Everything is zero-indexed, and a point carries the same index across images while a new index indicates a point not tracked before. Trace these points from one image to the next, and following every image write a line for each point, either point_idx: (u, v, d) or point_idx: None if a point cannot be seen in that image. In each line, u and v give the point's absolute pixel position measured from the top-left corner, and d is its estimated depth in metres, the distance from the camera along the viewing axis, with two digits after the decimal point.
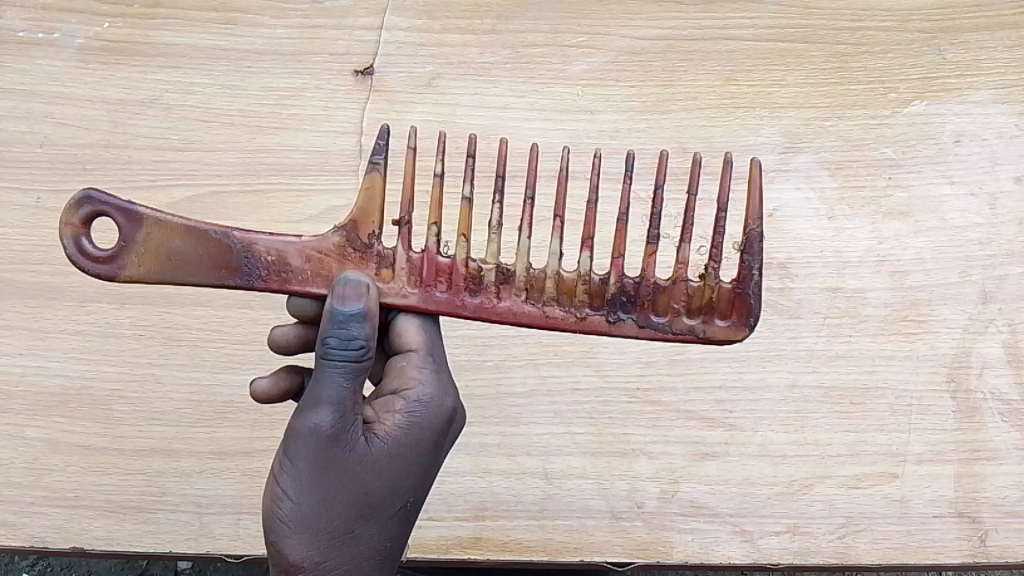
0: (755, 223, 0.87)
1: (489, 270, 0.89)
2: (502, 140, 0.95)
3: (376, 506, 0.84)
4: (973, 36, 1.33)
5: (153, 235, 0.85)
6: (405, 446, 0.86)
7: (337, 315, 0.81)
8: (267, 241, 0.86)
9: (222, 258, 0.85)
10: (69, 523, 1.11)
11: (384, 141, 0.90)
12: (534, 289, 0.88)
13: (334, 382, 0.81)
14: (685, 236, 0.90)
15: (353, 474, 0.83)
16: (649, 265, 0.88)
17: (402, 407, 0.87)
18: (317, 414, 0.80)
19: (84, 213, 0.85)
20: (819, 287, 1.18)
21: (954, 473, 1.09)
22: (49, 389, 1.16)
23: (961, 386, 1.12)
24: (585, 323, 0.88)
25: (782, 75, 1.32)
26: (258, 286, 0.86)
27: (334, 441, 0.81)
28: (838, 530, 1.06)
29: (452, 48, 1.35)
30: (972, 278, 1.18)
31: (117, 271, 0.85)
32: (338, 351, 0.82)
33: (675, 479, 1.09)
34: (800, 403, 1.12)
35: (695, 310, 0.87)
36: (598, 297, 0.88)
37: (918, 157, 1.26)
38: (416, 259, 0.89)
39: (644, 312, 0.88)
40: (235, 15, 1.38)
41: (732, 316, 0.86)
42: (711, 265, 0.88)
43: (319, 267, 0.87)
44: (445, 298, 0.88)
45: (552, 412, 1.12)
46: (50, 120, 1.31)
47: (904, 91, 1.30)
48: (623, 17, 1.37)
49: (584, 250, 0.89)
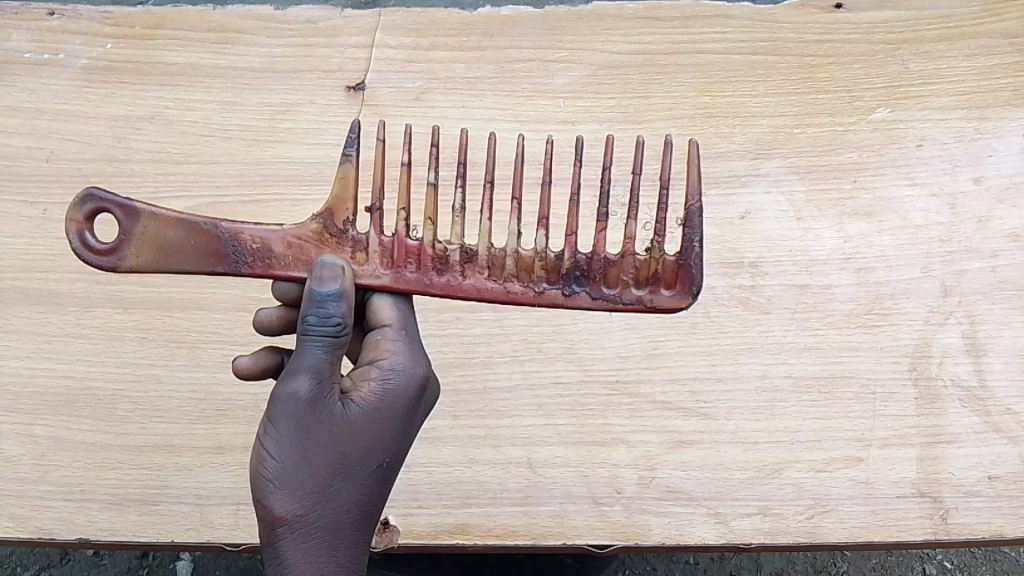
0: (694, 199, 0.94)
1: (454, 251, 0.95)
2: (462, 131, 1.04)
3: (355, 464, 0.90)
4: (935, 46, 1.41)
5: (148, 227, 0.92)
6: (380, 409, 0.92)
7: (315, 295, 0.89)
8: (251, 229, 0.93)
9: (212, 247, 0.92)
10: (75, 516, 1.16)
11: (355, 134, 0.97)
12: (495, 267, 0.95)
13: (313, 352, 0.88)
14: (632, 213, 0.98)
15: (331, 434, 0.88)
16: (600, 241, 0.95)
17: (376, 375, 0.93)
18: (297, 381, 0.87)
19: (87, 209, 0.92)
20: (788, 284, 1.25)
21: (917, 455, 1.14)
22: (56, 389, 1.22)
23: (923, 374, 1.18)
24: (543, 297, 0.94)
25: (753, 85, 1.39)
26: (244, 271, 0.93)
27: (312, 405, 0.88)
28: (806, 511, 1.12)
29: (440, 64, 1.42)
30: (933, 273, 1.25)
31: (117, 261, 0.92)
32: (317, 326, 0.88)
33: (653, 466, 1.15)
34: (770, 392, 1.18)
35: (643, 281, 0.94)
36: (555, 273, 0.95)
37: (883, 160, 1.33)
38: (388, 242, 0.96)
39: (596, 285, 0.94)
40: (232, 35, 1.45)
41: (676, 286, 0.93)
42: (655, 240, 0.95)
43: (300, 253, 0.94)
44: (414, 277, 0.95)
45: (536, 405, 1.18)
46: (55, 136, 1.38)
47: (870, 99, 1.37)
48: (603, 33, 1.44)
49: (541, 229, 0.96)
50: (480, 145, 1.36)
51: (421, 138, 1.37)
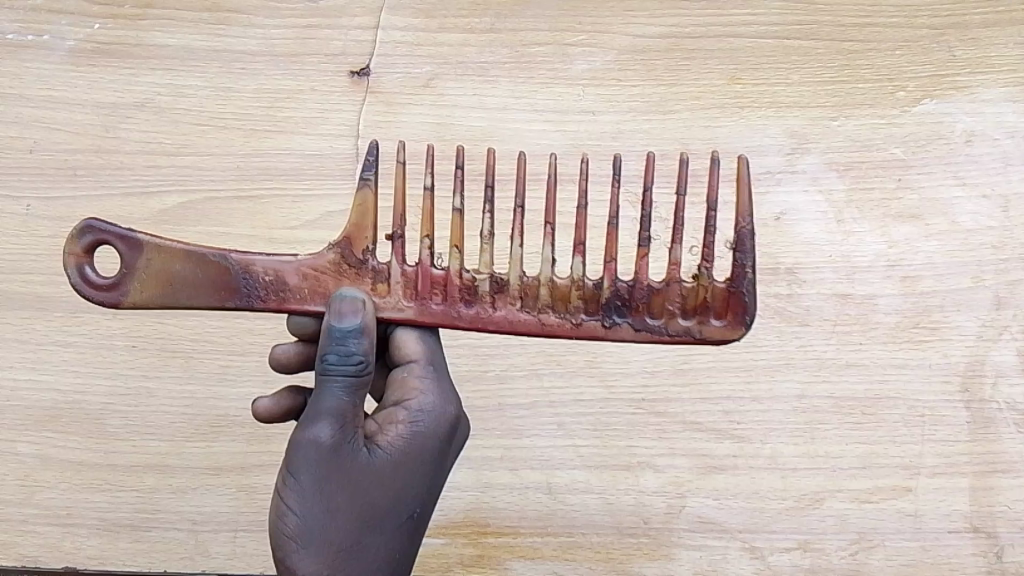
0: (745, 220, 0.85)
1: (483, 280, 0.86)
2: (490, 150, 0.94)
3: (381, 515, 0.84)
4: (984, 33, 1.25)
5: (153, 260, 0.83)
6: (407, 454, 0.86)
7: (336, 331, 0.81)
8: (264, 260, 0.85)
9: (222, 280, 0.84)
10: (61, 543, 1.11)
11: (374, 156, 0.88)
12: (528, 297, 0.86)
13: (333, 396, 0.80)
14: (677, 236, 0.88)
15: (357, 484, 0.82)
16: (643, 267, 0.85)
17: (403, 418, 0.87)
18: (318, 427, 0.79)
19: (87, 241, 0.83)
20: (829, 293, 1.15)
21: (969, 486, 1.08)
22: (42, 403, 1.14)
23: (975, 396, 1.11)
24: (581, 329, 0.85)
25: (788, 73, 1.25)
26: (257, 306, 0.84)
27: (336, 452, 0.80)
28: (850, 546, 1.06)
29: (450, 47, 1.29)
30: (985, 284, 1.15)
31: (120, 298, 0.84)
32: (337, 366, 0.81)
33: (682, 493, 1.08)
34: (810, 414, 1.10)
35: (691, 310, 0.84)
36: (593, 303, 0.85)
37: (927, 159, 1.20)
38: (411, 272, 0.87)
39: (639, 315, 0.85)
40: (228, 15, 1.31)
41: (727, 315, 0.83)
42: (703, 265, 0.85)
43: (316, 285, 0.85)
44: (441, 309, 0.86)
45: (556, 424, 1.10)
46: (39, 125, 1.26)
47: (913, 90, 1.23)
48: (625, 15, 1.29)
49: (578, 255, 0.87)
50: (494, 139, 1.25)
51: (430, 129, 1.26)
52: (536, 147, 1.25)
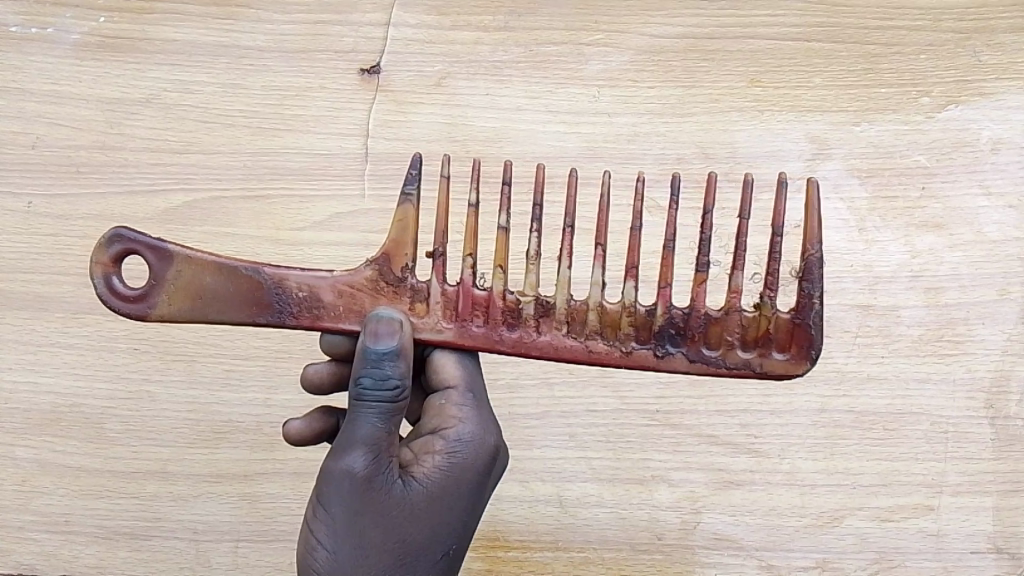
0: (814, 247, 0.81)
1: (528, 303, 0.83)
2: (539, 165, 0.90)
3: (414, 552, 0.82)
4: (1011, 37, 1.21)
5: (183, 271, 0.81)
6: (443, 488, 0.84)
7: (370, 353, 0.78)
8: (298, 275, 0.82)
9: (254, 295, 0.81)
10: (60, 551, 1.09)
11: (417, 170, 0.85)
12: (576, 322, 0.83)
13: (368, 423, 0.79)
14: (738, 262, 0.84)
15: (390, 519, 0.80)
16: (700, 294, 0.82)
17: (441, 447, 0.85)
18: (351, 457, 0.78)
19: (115, 251, 0.81)
20: (850, 304, 1.12)
21: (993, 505, 1.06)
22: (42, 407, 1.12)
23: (1000, 412, 1.08)
24: (631, 357, 0.82)
25: (808, 76, 1.22)
26: (289, 323, 0.82)
27: (369, 485, 0.79)
28: (870, 566, 1.04)
29: (463, 46, 1.26)
30: (1011, 296, 1.11)
31: (146, 310, 0.81)
32: (372, 392, 0.79)
33: (698, 509, 1.05)
34: (830, 429, 1.07)
35: (751, 342, 0.81)
36: (645, 330, 0.82)
37: (953, 166, 1.17)
38: (451, 291, 0.84)
39: (695, 345, 0.82)
40: (235, 9, 1.27)
41: (790, 348, 0.80)
42: (767, 294, 0.82)
43: (352, 302, 0.82)
44: (482, 332, 0.83)
45: (567, 435, 1.07)
46: (42, 120, 1.23)
47: (938, 95, 1.20)
48: (642, 14, 1.26)
49: (630, 279, 0.83)
50: (507, 140, 1.22)
51: (442, 130, 1.23)
52: (549, 150, 1.21)
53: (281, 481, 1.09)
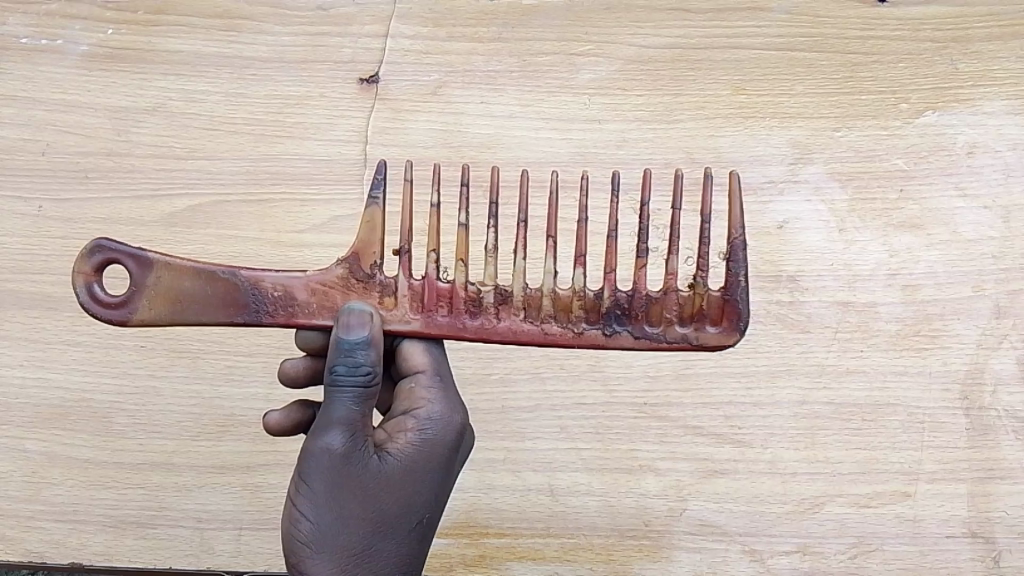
0: (738, 231, 0.89)
1: (487, 292, 0.89)
2: (494, 169, 0.98)
3: (392, 522, 0.86)
4: (986, 46, 1.26)
5: (163, 277, 0.86)
6: (417, 462, 0.88)
7: (343, 343, 0.84)
8: (272, 276, 0.87)
9: (230, 297, 0.86)
10: (68, 540, 1.12)
11: (382, 175, 0.91)
12: (531, 308, 0.88)
13: (343, 405, 0.83)
14: (673, 247, 0.91)
15: (368, 491, 0.84)
16: (641, 277, 0.89)
17: (413, 426, 0.89)
18: (329, 436, 0.82)
19: (96, 260, 0.86)
20: (830, 301, 1.16)
21: (967, 492, 1.10)
22: (50, 401, 1.15)
23: (975, 403, 1.12)
24: (583, 337, 0.88)
25: (791, 84, 1.27)
26: (265, 321, 0.86)
27: (347, 460, 0.83)
28: (849, 550, 1.08)
29: (458, 56, 1.31)
30: (986, 292, 1.16)
31: (128, 315, 0.85)
32: (346, 377, 0.84)
33: (683, 497, 1.09)
34: (809, 419, 1.11)
35: (687, 318, 0.88)
36: (594, 312, 0.88)
37: (930, 168, 1.22)
38: (417, 285, 0.90)
39: (638, 323, 0.88)
40: (239, 22, 1.32)
41: (722, 321, 0.87)
42: (699, 274, 0.88)
43: (325, 299, 0.88)
44: (447, 321, 0.89)
45: (557, 427, 1.11)
46: (52, 128, 1.28)
47: (915, 102, 1.25)
48: (631, 25, 1.31)
49: (578, 266, 0.90)
50: (500, 146, 1.27)
51: (437, 136, 1.27)
52: (541, 155, 1.26)
53: (282, 472, 1.13)
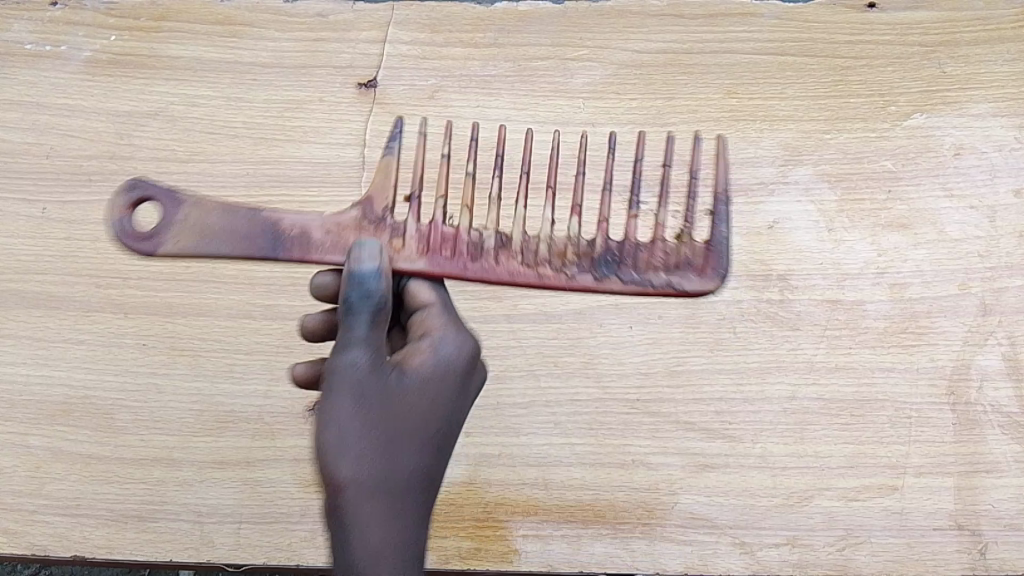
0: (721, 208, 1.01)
1: (489, 237, 0.96)
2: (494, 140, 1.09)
3: (421, 433, 0.82)
4: (973, 50, 1.30)
5: (190, 212, 0.92)
6: (437, 381, 0.86)
7: (356, 274, 0.87)
8: (293, 218, 0.93)
9: (251, 231, 0.91)
10: (70, 532, 1.13)
11: (399, 138, 1.04)
12: (529, 253, 0.96)
13: (364, 322, 0.85)
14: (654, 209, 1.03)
15: (391, 399, 0.82)
16: (630, 228, 0.99)
17: (428, 348, 0.88)
18: (351, 351, 0.83)
19: (133, 197, 0.93)
20: (819, 300, 1.18)
21: (954, 485, 1.12)
22: (54, 399, 1.17)
23: (960, 398, 1.14)
24: (575, 280, 0.95)
25: (782, 88, 1.29)
26: (281, 256, 0.91)
27: (370, 370, 0.82)
28: (838, 542, 1.09)
29: (454, 61, 1.34)
30: (972, 290, 1.18)
31: (154, 246, 0.91)
32: (362, 299, 0.86)
33: (674, 490, 1.11)
34: (799, 414, 1.13)
35: (671, 267, 0.96)
36: (586, 259, 0.96)
37: (918, 170, 1.24)
38: (425, 230, 0.96)
39: (626, 269, 0.95)
40: (240, 29, 1.37)
41: (703, 270, 0.95)
42: (682, 229, 0.99)
43: (340, 238, 0.94)
44: (449, 262, 0.94)
45: (552, 423, 1.13)
46: (54, 132, 1.30)
47: (904, 104, 1.27)
48: (624, 31, 1.34)
49: (573, 217, 1.00)
50: (497, 149, 1.29)
51: (433, 139, 1.29)
52: (535, 158, 1.28)
53: (281, 467, 1.15)
